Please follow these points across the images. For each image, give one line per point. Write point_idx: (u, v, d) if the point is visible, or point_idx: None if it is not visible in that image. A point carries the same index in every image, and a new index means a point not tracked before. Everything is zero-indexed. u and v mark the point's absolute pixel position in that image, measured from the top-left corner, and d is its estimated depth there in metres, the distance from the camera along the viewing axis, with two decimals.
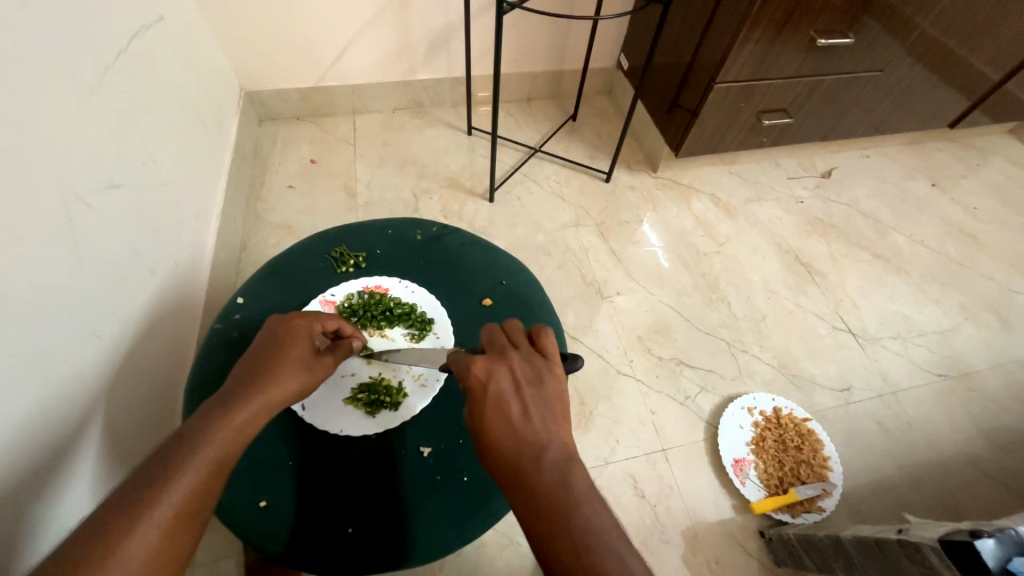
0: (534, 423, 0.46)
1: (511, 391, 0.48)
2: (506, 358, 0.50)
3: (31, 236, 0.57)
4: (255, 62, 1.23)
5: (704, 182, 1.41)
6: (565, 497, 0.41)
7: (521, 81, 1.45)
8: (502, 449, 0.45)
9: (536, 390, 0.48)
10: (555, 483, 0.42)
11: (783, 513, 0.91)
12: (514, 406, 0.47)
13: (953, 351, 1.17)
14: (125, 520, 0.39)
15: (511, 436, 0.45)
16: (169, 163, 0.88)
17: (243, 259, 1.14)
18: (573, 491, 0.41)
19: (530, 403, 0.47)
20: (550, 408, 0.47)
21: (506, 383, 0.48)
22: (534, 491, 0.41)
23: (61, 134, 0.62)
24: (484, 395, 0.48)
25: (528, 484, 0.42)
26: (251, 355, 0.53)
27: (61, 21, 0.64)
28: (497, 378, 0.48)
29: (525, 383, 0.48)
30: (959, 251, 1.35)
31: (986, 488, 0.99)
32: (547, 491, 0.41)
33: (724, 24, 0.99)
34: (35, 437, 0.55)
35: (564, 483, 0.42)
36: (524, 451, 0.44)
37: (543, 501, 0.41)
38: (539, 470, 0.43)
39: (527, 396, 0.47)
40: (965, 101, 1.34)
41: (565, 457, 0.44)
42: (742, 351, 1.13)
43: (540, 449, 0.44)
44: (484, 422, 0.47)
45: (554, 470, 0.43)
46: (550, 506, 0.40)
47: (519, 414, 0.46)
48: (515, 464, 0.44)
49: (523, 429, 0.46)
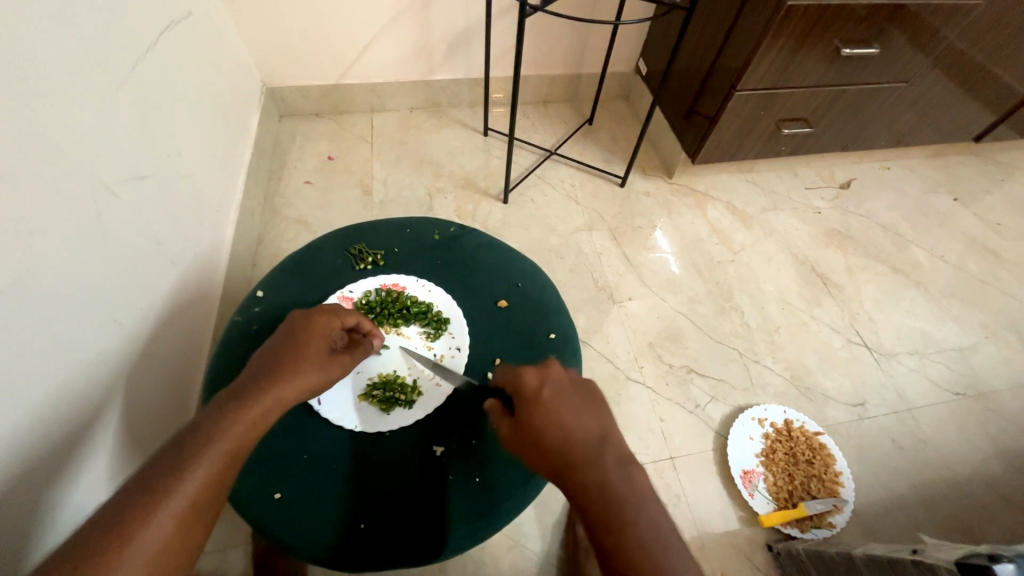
0: (586, 426, 0.46)
1: (562, 394, 0.48)
2: (553, 365, 0.51)
3: (57, 226, 0.57)
4: (278, 59, 1.24)
5: (720, 190, 1.40)
6: (630, 496, 0.42)
7: (539, 83, 1.45)
8: (561, 448, 0.45)
9: (583, 392, 0.49)
10: (618, 478, 0.43)
11: (792, 527, 0.90)
12: (568, 408, 0.47)
13: (971, 369, 1.15)
14: (142, 508, 0.40)
15: (568, 434, 0.45)
16: (192, 157, 0.89)
17: (259, 252, 1.15)
18: (638, 491, 0.42)
19: (580, 405, 0.48)
20: (598, 408, 0.48)
21: (558, 386, 0.49)
22: (597, 491, 0.42)
23: (92, 127, 0.64)
24: (543, 398, 0.48)
25: (589, 479, 0.43)
26: (269, 350, 0.54)
27: (94, 17, 0.66)
28: (549, 383, 0.49)
29: (572, 389, 0.49)
30: (980, 267, 1.32)
31: (1002, 510, 0.97)
32: (613, 487, 0.42)
33: (747, 32, 0.98)
34: (54, 428, 0.56)
35: (628, 482, 0.43)
36: (583, 447, 0.44)
37: (610, 501, 0.42)
38: (601, 465, 0.43)
39: (577, 399, 0.48)
40: (990, 115, 1.32)
41: (625, 452, 0.45)
42: (753, 361, 1.12)
43: (599, 445, 0.45)
44: (539, 425, 0.46)
45: (615, 466, 0.43)
46: (617, 505, 0.41)
47: (574, 415, 0.47)
48: (575, 461, 0.44)
49: (580, 426, 0.46)
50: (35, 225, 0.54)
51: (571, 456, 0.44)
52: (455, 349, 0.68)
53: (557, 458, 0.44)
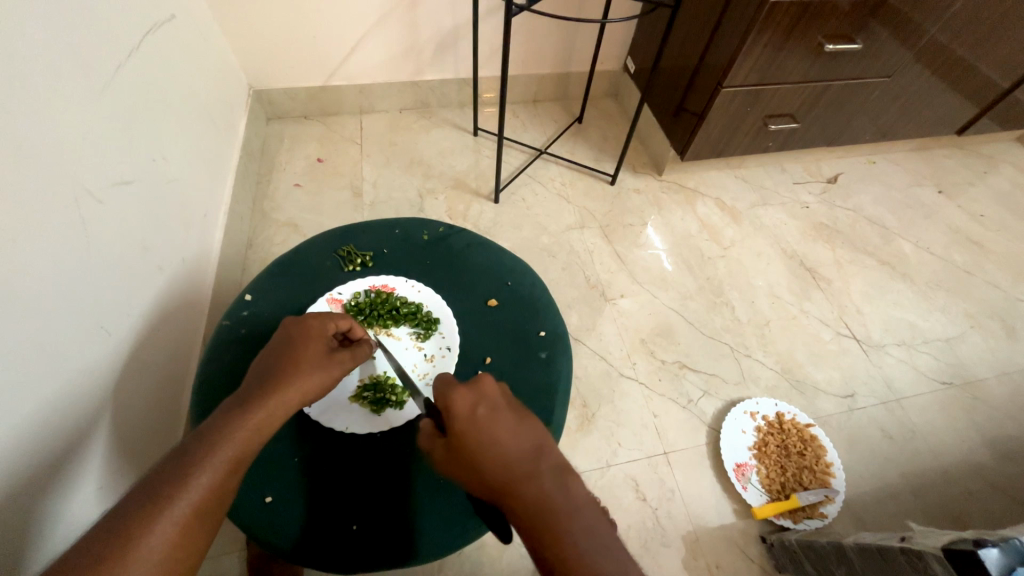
0: (521, 442, 0.47)
1: (496, 413, 0.48)
2: (485, 384, 0.50)
3: (41, 233, 0.57)
4: (265, 61, 1.24)
5: (709, 186, 1.41)
6: (566, 505, 0.42)
7: (527, 83, 1.45)
8: (498, 467, 0.45)
9: (516, 410, 0.50)
10: (557, 493, 0.43)
11: (785, 519, 0.91)
12: (503, 426, 0.47)
13: (957, 359, 1.17)
14: (144, 515, 0.40)
15: (504, 453, 0.46)
16: (177, 161, 0.88)
17: (249, 256, 1.15)
18: (574, 500, 0.43)
19: (514, 424, 0.48)
20: (532, 425, 0.48)
21: (492, 405, 0.49)
22: (534, 504, 0.42)
23: (73, 132, 0.63)
24: (477, 417, 0.48)
25: (528, 497, 0.43)
26: (268, 354, 0.54)
27: (75, 21, 0.65)
28: (482, 402, 0.49)
29: (504, 408, 0.49)
30: (965, 258, 1.34)
31: (990, 497, 0.99)
32: (552, 502, 0.42)
33: (732, 28, 0.99)
34: (44, 438, 0.56)
35: (565, 492, 0.43)
36: (521, 465, 0.45)
37: (546, 513, 0.42)
38: (540, 482, 0.44)
39: (511, 418, 0.48)
40: (973, 109, 1.34)
41: (562, 465, 0.46)
42: (745, 355, 1.13)
43: (536, 461, 0.45)
44: (476, 446, 0.46)
45: (552, 478, 0.44)
46: (553, 516, 0.42)
47: (508, 432, 0.47)
48: (513, 480, 0.44)
49: (516, 444, 0.46)
50: (18, 232, 0.54)
51: (508, 473, 0.44)
52: (445, 349, 0.68)
53: (495, 477, 0.44)
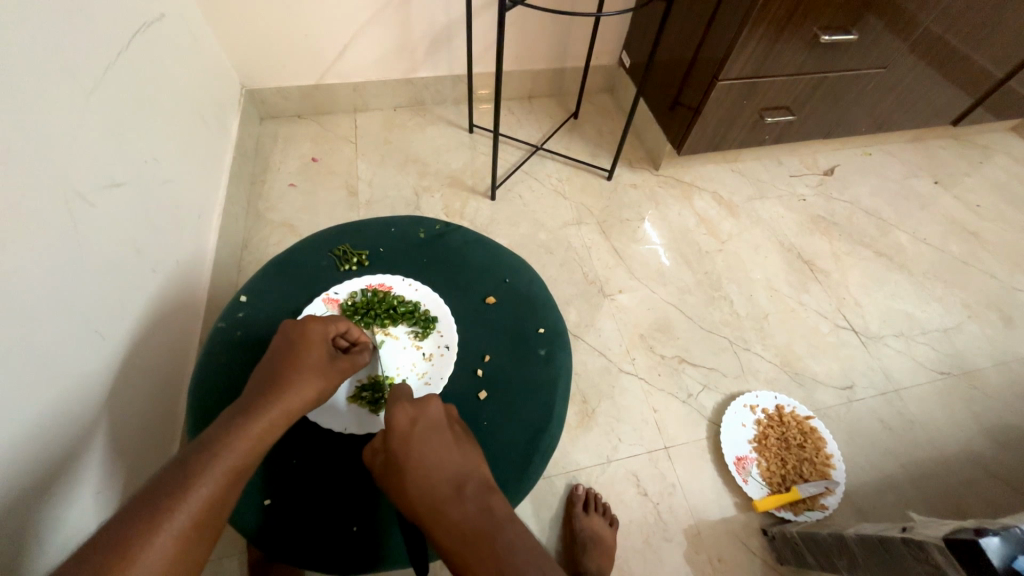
0: (450, 463, 0.53)
1: (432, 430, 0.54)
2: (427, 402, 0.56)
3: (25, 238, 0.55)
4: (256, 61, 1.23)
5: (706, 180, 1.41)
6: (489, 526, 0.48)
7: (522, 79, 1.45)
8: (426, 487, 0.51)
9: (453, 428, 0.56)
10: (477, 513, 0.49)
11: (786, 511, 0.91)
12: (437, 447, 0.53)
13: (956, 350, 1.17)
14: (145, 527, 0.40)
15: (434, 471, 0.52)
16: (170, 162, 0.88)
17: (245, 257, 1.14)
18: (496, 520, 0.49)
19: (447, 443, 0.54)
20: (465, 446, 0.55)
21: (430, 423, 0.55)
22: (456, 523, 0.49)
23: (62, 133, 0.62)
24: (413, 435, 0.53)
25: (451, 517, 0.49)
26: (270, 360, 0.56)
27: (61, 20, 0.64)
28: (421, 419, 0.55)
29: (441, 424, 0.55)
30: (961, 248, 1.34)
31: (990, 486, 0.99)
32: (470, 520, 0.49)
33: (727, 21, 0.99)
34: (37, 447, 0.55)
35: (487, 512, 0.50)
36: (447, 486, 0.51)
37: (469, 532, 0.48)
38: (462, 502, 0.50)
39: (444, 436, 0.54)
40: (968, 99, 1.34)
41: (485, 485, 0.52)
42: (744, 348, 1.13)
43: (462, 484, 0.52)
44: (409, 463, 0.52)
45: (474, 501, 0.50)
46: (475, 535, 0.48)
47: (441, 452, 0.53)
48: (439, 500, 0.50)
49: (448, 464, 0.53)
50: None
51: (434, 491, 0.51)
52: (443, 348, 0.68)
53: (424, 496, 0.50)
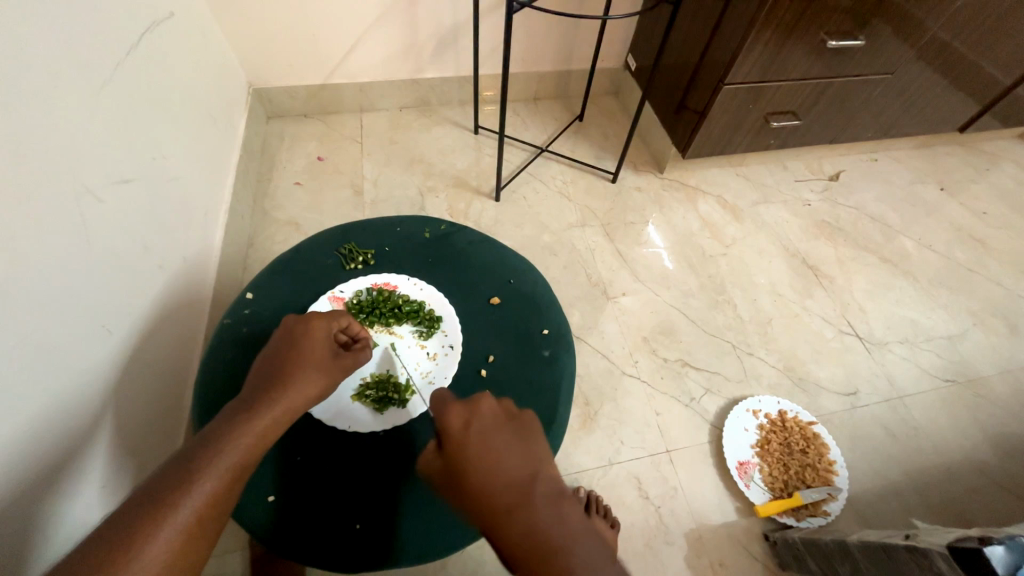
0: (512, 464, 0.52)
1: (490, 431, 0.54)
2: (481, 403, 0.56)
3: (34, 232, 0.56)
4: (264, 60, 1.23)
5: (710, 184, 1.40)
6: (561, 533, 0.47)
7: (528, 81, 1.45)
8: (491, 490, 0.50)
9: (510, 428, 0.55)
10: (546, 517, 0.48)
11: (788, 517, 0.91)
12: (497, 448, 0.52)
13: (960, 357, 1.17)
14: (149, 521, 0.40)
15: (497, 474, 0.51)
16: (178, 159, 0.88)
17: (250, 255, 1.14)
18: (567, 528, 0.48)
19: (506, 443, 0.53)
20: (525, 446, 0.54)
21: (486, 424, 0.55)
22: (526, 528, 0.47)
23: (73, 129, 0.63)
24: (470, 436, 0.53)
25: (519, 521, 0.48)
26: (272, 357, 0.56)
27: (73, 17, 0.64)
28: (476, 420, 0.55)
29: (497, 425, 0.55)
30: (966, 255, 1.34)
31: (995, 495, 0.99)
32: (541, 527, 0.47)
33: (734, 25, 0.99)
34: (42, 441, 0.55)
35: (557, 518, 0.48)
36: (512, 489, 0.50)
37: (540, 538, 0.46)
38: (530, 506, 0.49)
39: (502, 436, 0.54)
40: (975, 106, 1.33)
41: (552, 488, 0.51)
42: (747, 353, 1.13)
43: (528, 487, 0.50)
44: (469, 465, 0.51)
45: (543, 505, 0.49)
46: (547, 542, 0.46)
47: (501, 453, 0.52)
48: (504, 504, 0.49)
49: (510, 465, 0.52)
50: (6, 234, 0.52)
51: (498, 494, 0.49)
52: (447, 348, 0.68)
53: (488, 500, 0.49)
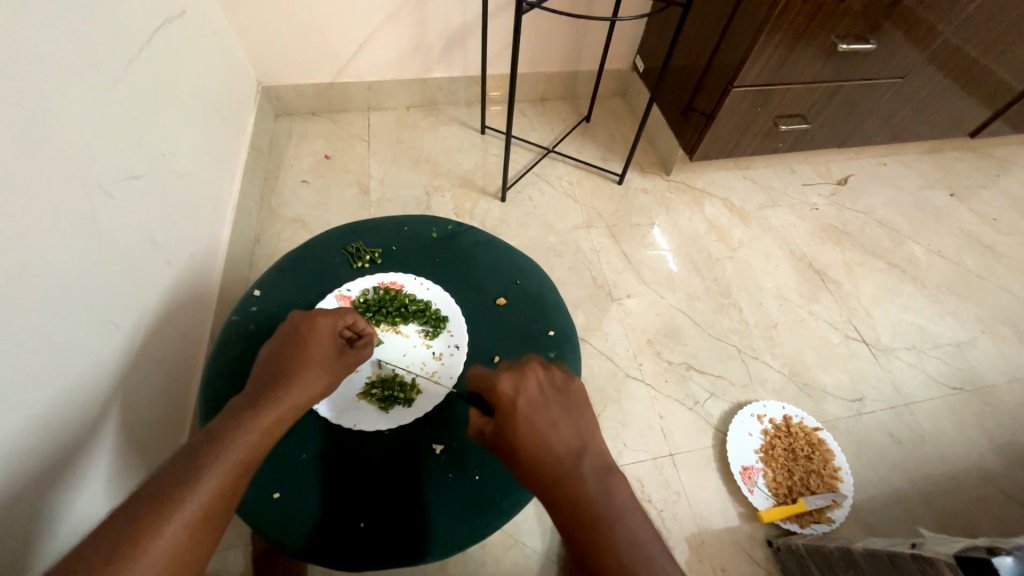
0: (561, 434, 0.50)
1: (539, 400, 0.53)
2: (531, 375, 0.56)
3: (45, 226, 0.56)
4: (273, 58, 1.24)
5: (717, 187, 1.40)
6: (610, 506, 0.44)
7: (535, 81, 1.45)
8: (540, 458, 0.48)
9: (560, 401, 0.54)
10: (595, 487, 0.45)
11: (792, 523, 0.90)
12: (544, 418, 0.51)
13: (968, 365, 1.16)
14: (154, 516, 0.40)
15: (546, 442, 0.49)
16: (187, 156, 0.89)
17: (257, 252, 1.14)
18: (616, 502, 0.44)
19: (556, 413, 0.52)
20: (575, 419, 0.52)
21: (535, 394, 0.54)
22: (575, 496, 0.45)
23: (85, 126, 0.63)
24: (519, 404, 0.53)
25: (566, 490, 0.45)
26: (278, 353, 0.56)
27: (86, 14, 0.65)
28: (526, 391, 0.54)
29: (548, 395, 0.54)
30: (976, 262, 1.33)
31: (1002, 505, 0.98)
32: (589, 497, 0.45)
33: (743, 28, 0.98)
34: (49, 434, 0.55)
35: (606, 492, 0.45)
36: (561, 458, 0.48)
37: (588, 509, 0.44)
38: (579, 475, 0.46)
39: (551, 407, 0.53)
40: (986, 111, 1.32)
41: (603, 463, 0.48)
42: (752, 357, 1.12)
43: (577, 458, 0.48)
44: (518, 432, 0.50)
45: (593, 476, 0.46)
46: (595, 513, 0.43)
47: (550, 423, 0.51)
48: (553, 472, 0.47)
49: (559, 436, 0.50)
50: (17, 228, 0.52)
51: (545, 461, 0.48)
52: (453, 348, 0.68)
53: (535, 467, 0.48)
